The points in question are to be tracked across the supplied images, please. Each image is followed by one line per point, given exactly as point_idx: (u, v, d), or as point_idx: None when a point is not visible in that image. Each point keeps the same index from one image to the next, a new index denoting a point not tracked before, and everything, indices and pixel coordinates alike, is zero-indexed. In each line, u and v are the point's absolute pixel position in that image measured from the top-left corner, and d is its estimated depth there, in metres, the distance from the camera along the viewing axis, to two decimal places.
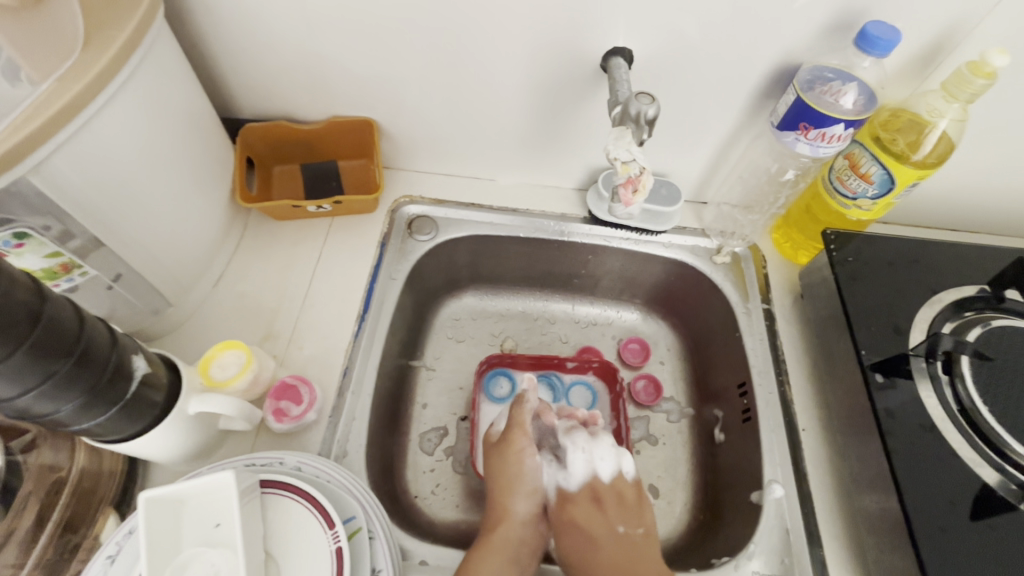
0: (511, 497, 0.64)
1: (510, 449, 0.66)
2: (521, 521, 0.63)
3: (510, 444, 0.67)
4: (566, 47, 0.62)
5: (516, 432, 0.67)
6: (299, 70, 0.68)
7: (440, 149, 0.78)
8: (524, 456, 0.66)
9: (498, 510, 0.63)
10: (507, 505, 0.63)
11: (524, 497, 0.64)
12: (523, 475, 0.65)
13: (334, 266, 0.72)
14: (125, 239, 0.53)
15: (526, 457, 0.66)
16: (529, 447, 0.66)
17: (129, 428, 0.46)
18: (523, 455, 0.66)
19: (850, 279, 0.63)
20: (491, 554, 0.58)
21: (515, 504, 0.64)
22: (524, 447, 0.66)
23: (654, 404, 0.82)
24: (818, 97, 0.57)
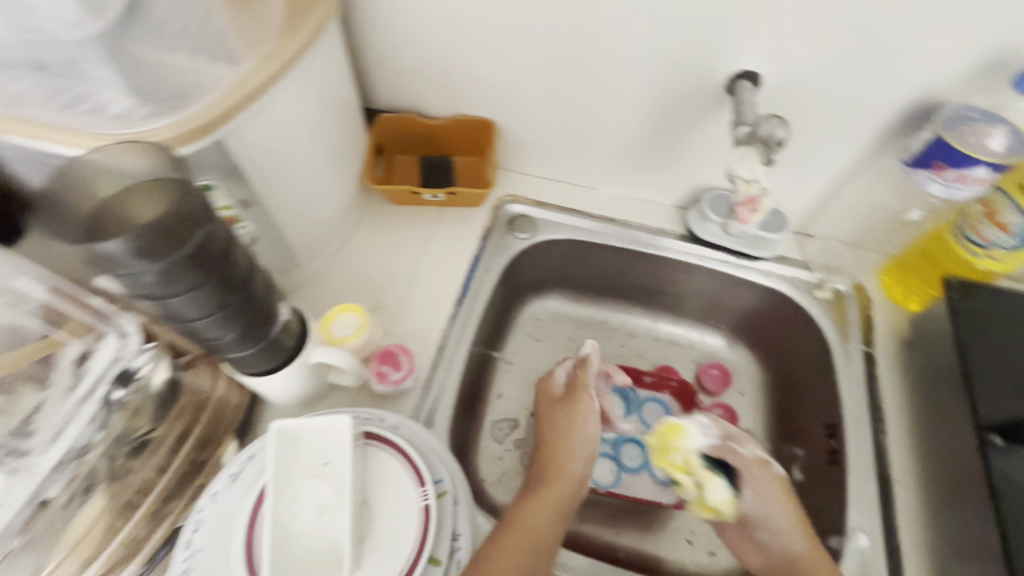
0: (570, 457, 0.64)
1: (576, 408, 0.67)
2: (574, 482, 0.63)
3: (575, 402, 0.68)
4: (693, 67, 0.64)
5: (582, 393, 0.69)
6: (436, 70, 0.74)
7: (549, 154, 0.81)
8: (587, 420, 0.67)
9: (555, 468, 0.63)
10: (564, 467, 0.63)
11: (583, 461, 0.65)
12: (583, 437, 0.66)
13: (439, 252, 0.77)
14: (279, 203, 0.60)
15: (589, 420, 0.67)
16: (592, 413, 0.67)
17: (265, 363, 0.52)
18: (578, 422, 0.67)
19: (971, 331, 0.59)
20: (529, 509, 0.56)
21: (573, 466, 0.64)
22: (583, 405, 0.68)
23: None
24: (961, 137, 0.55)
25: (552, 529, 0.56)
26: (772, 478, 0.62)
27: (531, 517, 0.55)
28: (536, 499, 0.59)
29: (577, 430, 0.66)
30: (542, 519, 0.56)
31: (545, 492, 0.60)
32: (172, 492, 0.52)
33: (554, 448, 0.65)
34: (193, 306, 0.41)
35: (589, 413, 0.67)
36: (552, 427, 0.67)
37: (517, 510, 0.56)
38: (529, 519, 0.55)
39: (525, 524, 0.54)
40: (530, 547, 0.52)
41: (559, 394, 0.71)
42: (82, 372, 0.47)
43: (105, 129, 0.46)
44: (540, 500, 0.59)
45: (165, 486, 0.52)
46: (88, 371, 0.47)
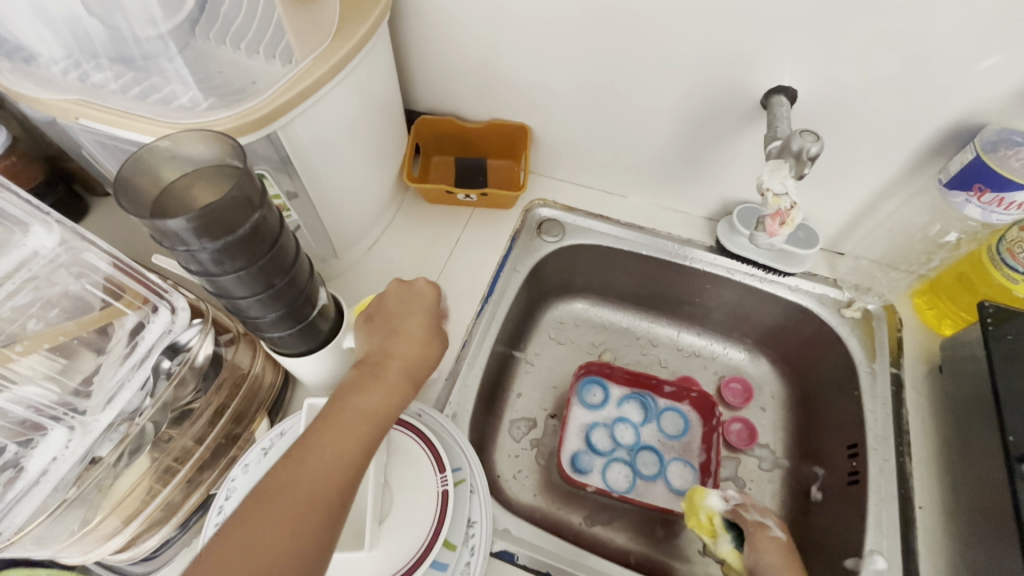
0: (398, 367, 0.52)
1: (406, 314, 0.58)
2: (407, 379, 0.52)
3: (403, 311, 0.58)
4: (729, 80, 0.65)
5: (409, 306, 0.59)
6: (476, 75, 0.77)
7: (581, 161, 0.83)
8: (403, 340, 0.55)
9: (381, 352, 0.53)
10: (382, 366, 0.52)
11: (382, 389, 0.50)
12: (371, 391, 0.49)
13: (469, 250, 0.79)
14: (322, 195, 0.63)
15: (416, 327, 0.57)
16: (408, 331, 0.56)
17: (301, 345, 0.55)
18: (398, 336, 0.55)
19: (1006, 358, 0.58)
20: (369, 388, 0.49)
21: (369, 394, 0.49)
22: (405, 326, 0.56)
23: (748, 449, 0.80)
24: (1002, 160, 0.54)
25: (380, 401, 0.49)
26: (772, 541, 0.58)
27: (364, 397, 0.49)
28: (371, 376, 0.51)
29: (399, 339, 0.55)
30: (371, 397, 0.49)
31: (383, 369, 0.51)
32: (206, 463, 0.56)
33: (390, 350, 0.54)
34: (242, 285, 0.44)
35: (414, 336, 0.56)
36: (393, 335, 0.55)
37: (358, 381, 0.50)
38: (356, 405, 0.48)
39: (347, 409, 0.47)
40: (367, 426, 0.47)
41: (422, 308, 0.59)
42: (136, 341, 0.50)
43: (173, 117, 0.49)
44: (382, 378, 0.51)
45: (201, 457, 0.55)
46: (142, 340, 0.50)
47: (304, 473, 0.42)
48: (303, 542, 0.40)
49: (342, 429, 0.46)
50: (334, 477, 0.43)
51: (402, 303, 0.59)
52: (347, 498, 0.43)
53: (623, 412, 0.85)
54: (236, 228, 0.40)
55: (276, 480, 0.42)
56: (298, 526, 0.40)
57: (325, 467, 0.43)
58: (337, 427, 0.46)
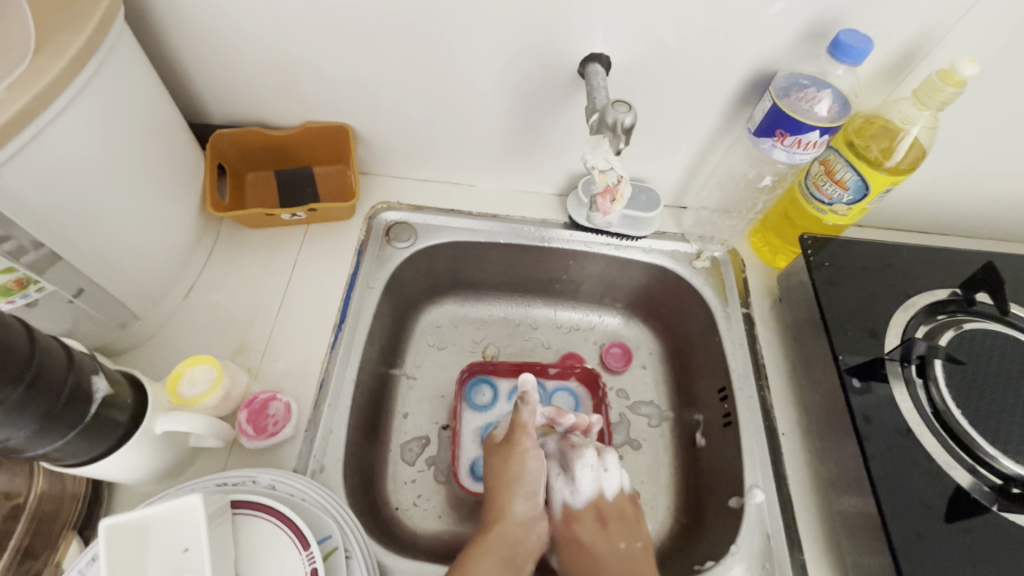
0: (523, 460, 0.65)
1: (514, 449, 0.65)
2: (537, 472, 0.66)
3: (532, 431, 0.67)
4: (543, 51, 0.62)
5: (518, 435, 0.66)
6: (272, 76, 0.66)
7: (418, 155, 0.77)
8: (528, 458, 0.65)
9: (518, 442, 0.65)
10: (506, 504, 0.62)
11: (525, 497, 0.63)
12: (526, 475, 0.64)
13: (310, 274, 0.70)
14: (88, 253, 0.51)
15: (529, 459, 0.65)
16: (534, 448, 0.65)
17: (88, 451, 0.44)
18: (535, 455, 0.65)
19: (827, 283, 0.63)
20: (517, 500, 0.63)
21: (515, 505, 0.63)
22: (528, 450, 0.65)
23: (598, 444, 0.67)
24: (794, 104, 0.58)
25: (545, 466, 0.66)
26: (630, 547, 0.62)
27: (530, 467, 0.65)
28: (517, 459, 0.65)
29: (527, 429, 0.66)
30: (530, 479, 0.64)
31: (518, 445, 0.65)
32: None
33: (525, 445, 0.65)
34: None
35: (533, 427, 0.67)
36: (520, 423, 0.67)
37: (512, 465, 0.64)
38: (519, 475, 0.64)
39: (510, 524, 0.61)
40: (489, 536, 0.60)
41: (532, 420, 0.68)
42: None
43: None
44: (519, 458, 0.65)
45: None
46: None
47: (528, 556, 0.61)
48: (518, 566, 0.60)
49: (531, 466, 0.65)
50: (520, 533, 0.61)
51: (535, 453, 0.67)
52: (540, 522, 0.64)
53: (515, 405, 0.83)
54: None
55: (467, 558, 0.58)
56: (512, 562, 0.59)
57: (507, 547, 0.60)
58: (494, 548, 0.59)
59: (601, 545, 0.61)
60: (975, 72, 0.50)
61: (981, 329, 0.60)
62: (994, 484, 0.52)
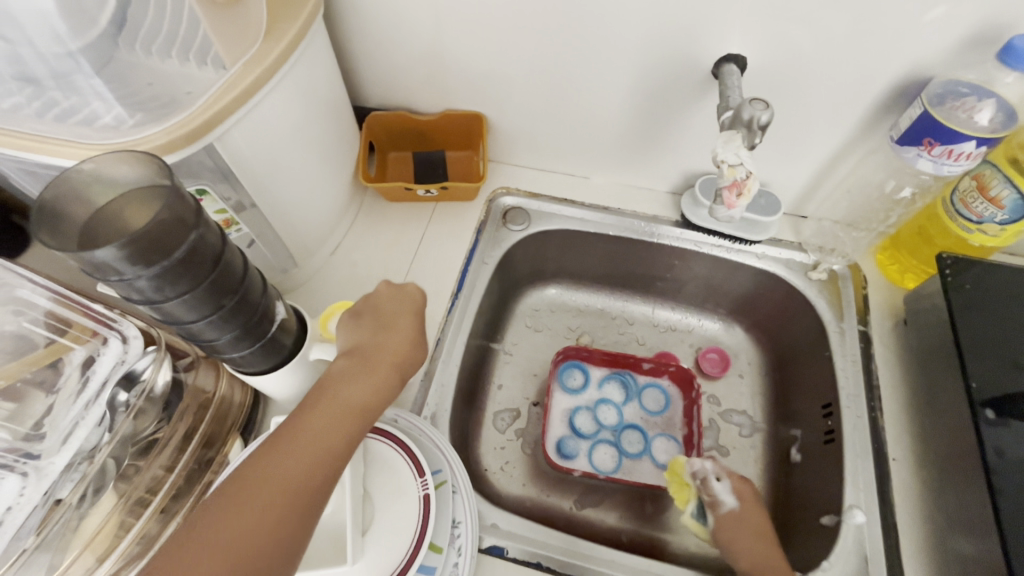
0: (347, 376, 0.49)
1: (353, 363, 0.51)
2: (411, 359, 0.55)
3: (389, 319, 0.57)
4: (679, 51, 0.63)
5: (369, 316, 0.57)
6: (423, 65, 0.74)
7: (540, 145, 0.82)
8: (370, 334, 0.54)
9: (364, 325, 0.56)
10: (327, 395, 0.47)
11: (365, 375, 0.50)
12: (343, 378, 0.49)
13: (434, 245, 0.78)
14: (273, 206, 0.62)
15: (359, 375, 0.49)
16: (367, 348, 0.53)
17: (264, 362, 0.54)
18: (350, 382, 0.48)
19: (966, 307, 0.59)
20: (346, 395, 0.47)
21: (348, 399, 0.47)
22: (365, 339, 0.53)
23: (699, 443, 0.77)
24: (949, 113, 0.55)
25: (367, 394, 0.48)
26: (755, 521, 0.61)
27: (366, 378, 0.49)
28: (360, 365, 0.50)
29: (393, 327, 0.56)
30: (318, 431, 0.44)
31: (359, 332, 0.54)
32: (181, 489, 0.53)
33: (375, 344, 0.53)
34: (188, 310, 0.42)
35: (408, 338, 0.55)
36: (362, 315, 0.57)
37: (308, 411, 0.45)
38: (309, 434, 0.43)
39: (318, 416, 0.45)
40: (286, 440, 0.43)
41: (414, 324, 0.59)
42: (88, 375, 0.50)
43: (92, 138, 0.47)
44: (369, 362, 0.51)
45: (174, 484, 0.53)
46: (95, 373, 0.50)
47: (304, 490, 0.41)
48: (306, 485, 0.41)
49: (323, 422, 0.44)
50: (286, 495, 0.40)
51: (398, 302, 0.59)
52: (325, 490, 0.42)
53: (605, 393, 0.85)
54: (174, 249, 0.39)
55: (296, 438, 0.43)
56: (311, 473, 0.41)
57: (310, 440, 0.43)
58: (303, 431, 0.43)
59: (751, 523, 0.61)
60: None
61: None
62: None
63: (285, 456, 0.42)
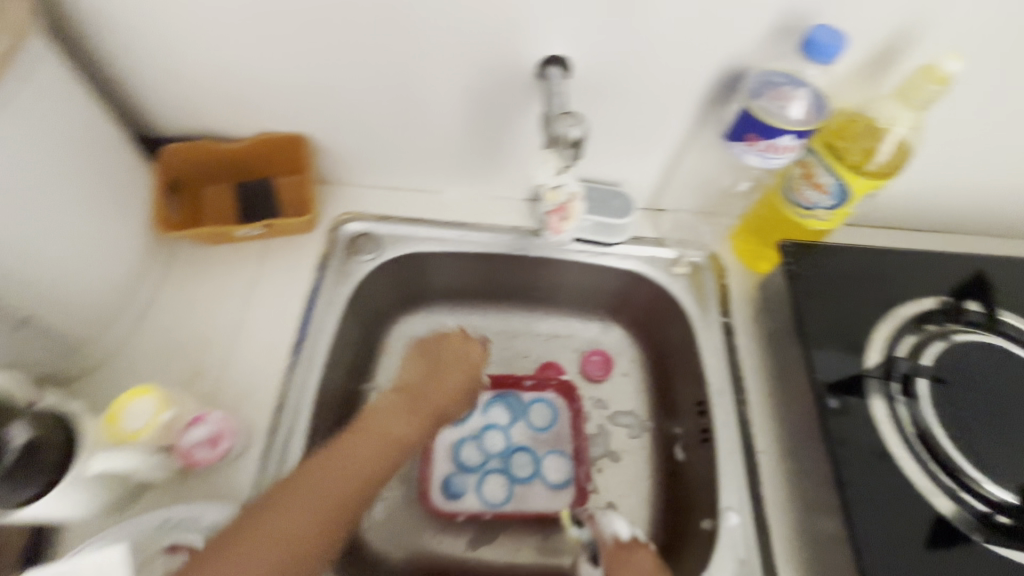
0: (389, 422, 0.65)
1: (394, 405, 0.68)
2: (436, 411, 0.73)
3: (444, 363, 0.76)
4: (500, 54, 0.58)
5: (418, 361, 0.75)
6: (217, 83, 0.63)
7: (380, 162, 0.73)
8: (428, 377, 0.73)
9: (419, 375, 0.74)
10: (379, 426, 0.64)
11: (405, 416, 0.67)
12: (391, 419, 0.66)
13: (268, 292, 0.68)
14: (23, 282, 0.49)
15: (397, 420, 0.66)
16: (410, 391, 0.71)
17: (16, 494, 0.43)
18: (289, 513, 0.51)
19: (807, 295, 0.59)
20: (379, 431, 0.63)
21: (396, 427, 0.65)
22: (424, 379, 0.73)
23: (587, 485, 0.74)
24: (767, 104, 0.53)
25: (409, 428, 0.66)
26: None
27: (398, 420, 0.67)
28: (413, 400, 0.70)
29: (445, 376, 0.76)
30: (361, 455, 0.59)
31: (415, 380, 0.73)
32: None
33: (429, 386, 0.73)
34: None
35: (457, 383, 0.76)
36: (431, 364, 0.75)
37: (340, 446, 0.59)
38: (351, 454, 0.58)
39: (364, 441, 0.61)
40: (334, 469, 0.56)
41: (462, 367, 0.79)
42: None
43: None
44: (416, 406, 0.69)
45: None
46: None
47: (355, 502, 0.56)
48: (331, 503, 0.54)
49: (365, 448, 0.60)
50: (307, 516, 0.52)
51: (456, 355, 0.77)
52: (349, 509, 0.55)
53: (491, 418, 0.81)
54: None
55: (321, 468, 0.55)
56: (344, 490, 0.55)
57: (345, 469, 0.56)
58: (344, 460, 0.57)
59: None
60: (961, 68, 0.47)
61: (969, 342, 0.57)
62: (978, 511, 0.48)
63: (311, 484, 0.54)
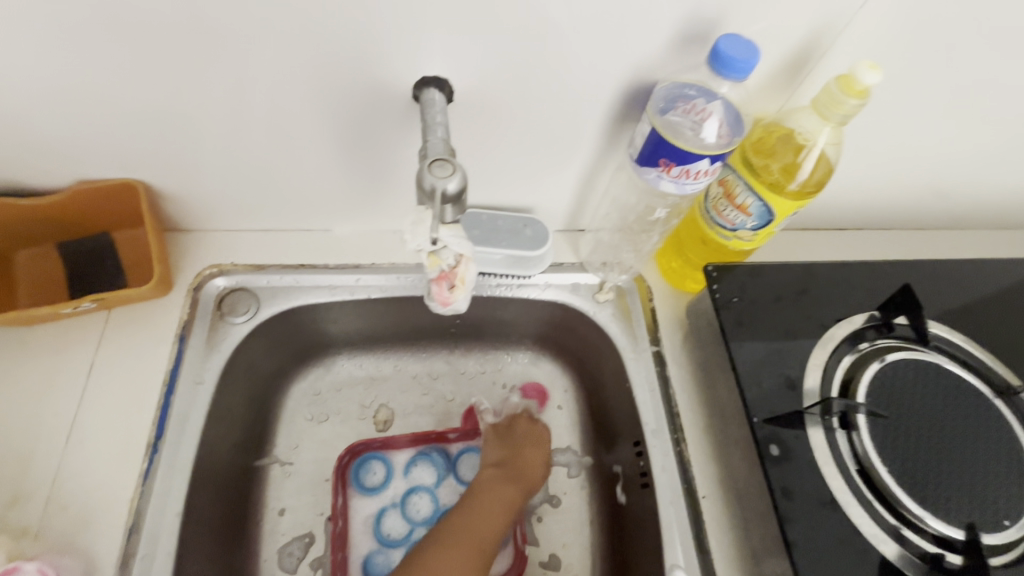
0: (489, 514, 0.62)
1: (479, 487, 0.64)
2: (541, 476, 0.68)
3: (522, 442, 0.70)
4: (367, 75, 0.48)
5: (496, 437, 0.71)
6: (4, 122, 0.49)
7: (248, 203, 0.61)
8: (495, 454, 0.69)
9: (520, 447, 0.70)
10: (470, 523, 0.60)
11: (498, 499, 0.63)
12: (493, 504, 0.63)
13: (113, 378, 0.55)
14: None
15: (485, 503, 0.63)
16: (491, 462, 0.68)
17: None
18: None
19: (737, 324, 0.55)
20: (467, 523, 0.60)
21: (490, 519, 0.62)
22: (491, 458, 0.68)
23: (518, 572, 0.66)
24: (676, 128, 0.47)
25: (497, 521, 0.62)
26: None
27: (501, 499, 0.64)
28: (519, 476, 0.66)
29: (527, 452, 0.69)
30: (458, 563, 0.56)
31: (515, 454, 0.69)
32: None
33: (518, 465, 0.68)
34: None
35: (534, 462, 0.69)
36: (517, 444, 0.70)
37: (435, 556, 0.56)
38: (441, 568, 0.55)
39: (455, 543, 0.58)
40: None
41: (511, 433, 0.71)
42: None
43: None
44: (508, 487, 0.65)
45: None
46: None
47: None
48: None
49: (459, 558, 0.57)
50: None
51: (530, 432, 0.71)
52: None
53: (414, 479, 0.71)
54: None
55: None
56: None
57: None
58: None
59: None
60: (879, 79, 0.42)
61: (902, 361, 0.53)
62: (923, 552, 0.45)
63: None
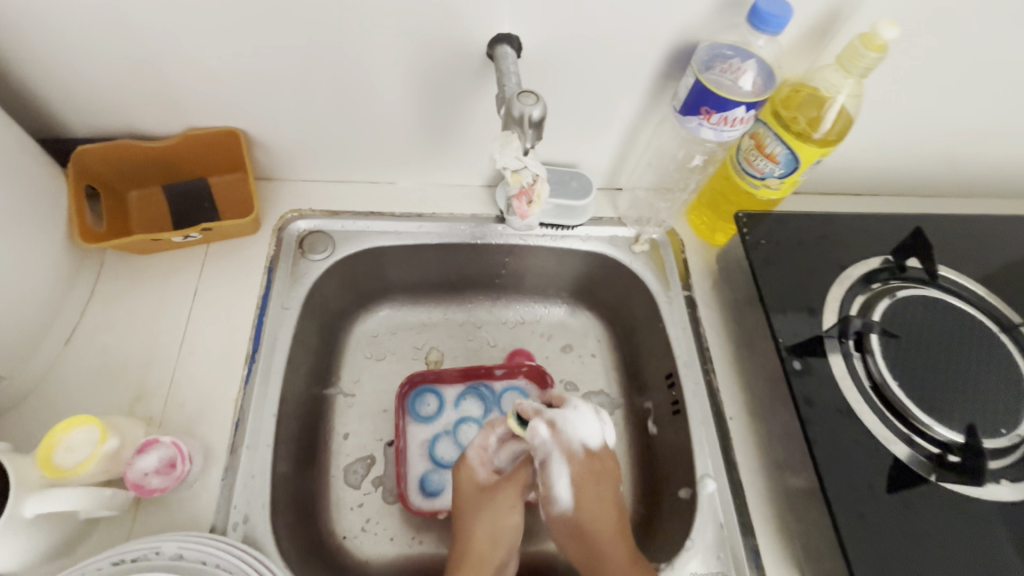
0: (490, 545, 0.63)
1: (487, 509, 0.65)
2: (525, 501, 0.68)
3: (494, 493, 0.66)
4: (447, 34, 0.55)
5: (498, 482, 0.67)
6: (135, 72, 0.57)
7: (326, 154, 0.69)
8: (501, 503, 0.66)
9: (480, 500, 0.66)
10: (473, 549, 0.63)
11: (503, 534, 0.65)
12: (501, 533, 0.64)
13: (215, 300, 0.63)
14: None
15: (501, 518, 0.65)
16: (503, 500, 0.66)
17: None
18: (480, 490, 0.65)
19: (764, 262, 0.61)
20: (478, 542, 0.63)
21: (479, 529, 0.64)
22: (508, 502, 0.66)
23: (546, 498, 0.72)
24: (719, 77, 0.54)
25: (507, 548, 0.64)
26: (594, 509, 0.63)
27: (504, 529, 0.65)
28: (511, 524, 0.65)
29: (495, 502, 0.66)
30: None
31: (476, 514, 0.65)
32: None
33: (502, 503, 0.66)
34: None
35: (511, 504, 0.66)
36: (482, 500, 0.66)
37: None
38: None
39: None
40: None
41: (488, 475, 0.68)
42: None
43: None
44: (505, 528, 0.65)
45: None
46: None
47: None
48: None
49: None
50: None
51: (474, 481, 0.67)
52: None
53: (464, 411, 0.79)
54: None
55: None
56: None
57: None
58: None
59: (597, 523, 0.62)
60: (896, 35, 0.48)
61: (913, 296, 0.60)
62: (930, 453, 0.52)
63: None
